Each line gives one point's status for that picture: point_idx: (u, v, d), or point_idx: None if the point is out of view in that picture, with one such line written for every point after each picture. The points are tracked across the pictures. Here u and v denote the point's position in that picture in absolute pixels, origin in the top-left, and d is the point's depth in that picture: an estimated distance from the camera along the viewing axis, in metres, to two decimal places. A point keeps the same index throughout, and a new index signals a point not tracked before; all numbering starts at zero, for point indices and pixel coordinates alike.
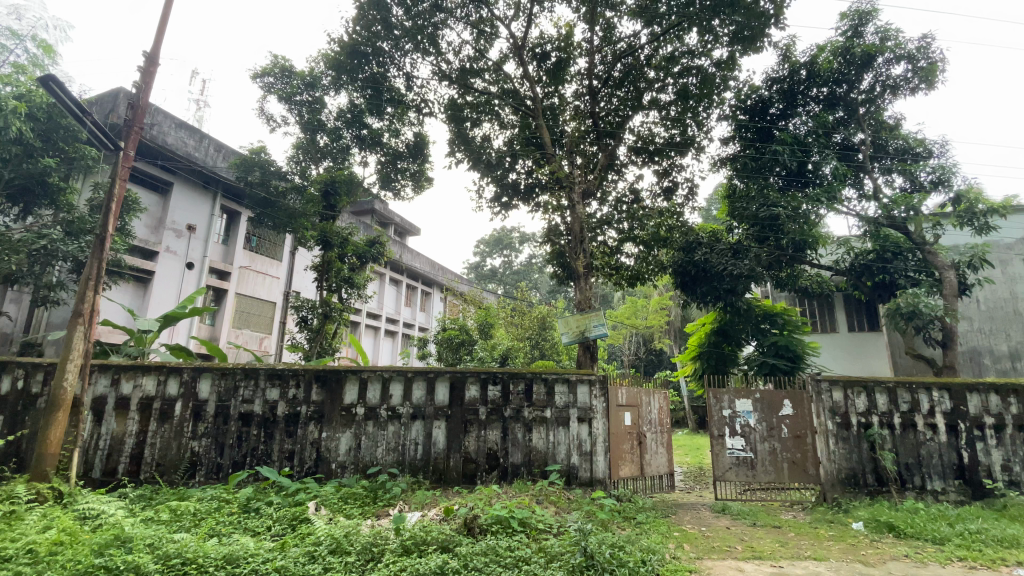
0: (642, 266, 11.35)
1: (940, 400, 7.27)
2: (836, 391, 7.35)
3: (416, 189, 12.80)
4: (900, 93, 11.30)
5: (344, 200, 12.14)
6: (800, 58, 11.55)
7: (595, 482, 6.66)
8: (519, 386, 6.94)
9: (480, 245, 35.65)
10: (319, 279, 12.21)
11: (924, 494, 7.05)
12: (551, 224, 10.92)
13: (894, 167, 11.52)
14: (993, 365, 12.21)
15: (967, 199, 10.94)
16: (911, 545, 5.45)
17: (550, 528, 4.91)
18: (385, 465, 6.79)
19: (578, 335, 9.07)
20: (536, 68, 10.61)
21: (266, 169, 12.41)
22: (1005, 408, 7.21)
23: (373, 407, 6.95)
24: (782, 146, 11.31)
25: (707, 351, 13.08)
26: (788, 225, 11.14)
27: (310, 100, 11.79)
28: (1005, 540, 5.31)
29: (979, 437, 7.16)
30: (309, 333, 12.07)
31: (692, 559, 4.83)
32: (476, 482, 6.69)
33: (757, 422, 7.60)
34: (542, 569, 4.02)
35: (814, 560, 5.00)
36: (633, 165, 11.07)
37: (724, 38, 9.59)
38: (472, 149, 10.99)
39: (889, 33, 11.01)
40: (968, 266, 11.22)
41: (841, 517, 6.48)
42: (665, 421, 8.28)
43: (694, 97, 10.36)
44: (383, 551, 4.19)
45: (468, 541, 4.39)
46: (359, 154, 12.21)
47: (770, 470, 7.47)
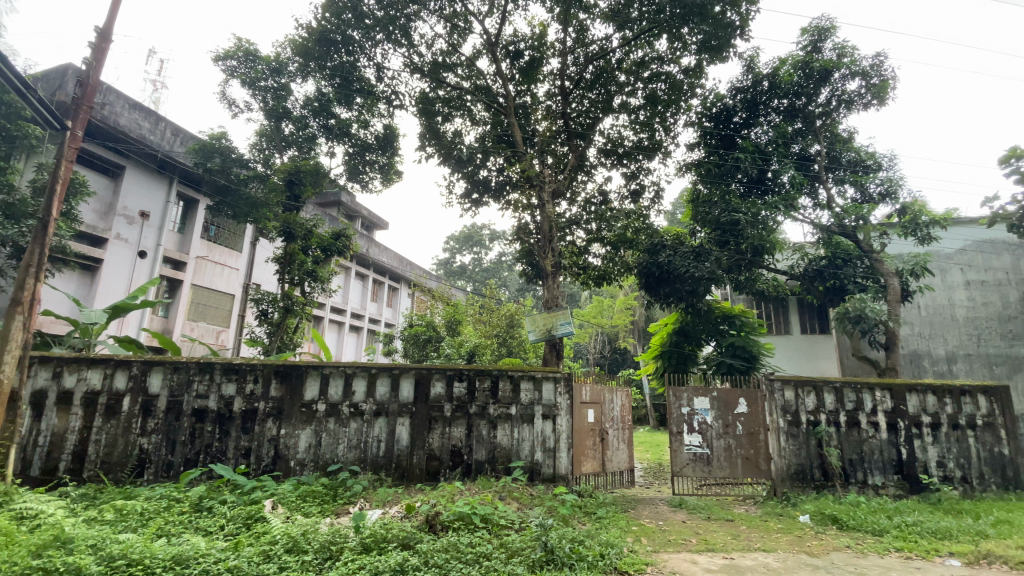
0: (608, 266, 11.62)
1: (882, 399, 7.71)
2: (788, 391, 7.69)
3: (385, 182, 12.61)
4: (854, 108, 11.80)
5: (309, 190, 11.79)
6: (763, 69, 11.98)
7: (558, 478, 6.75)
8: (484, 383, 6.94)
9: (449, 241, 35.40)
10: (280, 272, 11.83)
11: (866, 489, 7.46)
12: (521, 223, 10.99)
13: (847, 178, 12.05)
14: (931, 367, 12.99)
15: (912, 211, 11.54)
16: (852, 537, 5.78)
17: (512, 524, 4.96)
18: (346, 462, 6.67)
19: (544, 333, 9.14)
20: (509, 65, 10.62)
21: (226, 156, 11.79)
22: (940, 407, 7.73)
23: (335, 403, 6.83)
24: (743, 154, 11.79)
25: (668, 351, 13.39)
26: (748, 230, 11.60)
27: (276, 87, 11.42)
28: (937, 532, 5.70)
29: (917, 434, 7.64)
30: (269, 327, 11.74)
31: (648, 553, 4.95)
32: (438, 479, 6.65)
33: (713, 419, 7.88)
34: (503, 564, 4.06)
35: (763, 551, 5.23)
36: (602, 166, 11.24)
37: (692, 46, 9.84)
38: (443, 144, 10.92)
39: (845, 50, 11.52)
40: (910, 274, 11.94)
41: (789, 510, 6.78)
42: (627, 419, 8.44)
43: (662, 103, 10.60)
44: (342, 549, 4.12)
45: (429, 538, 4.37)
46: (325, 143, 11.91)
47: (725, 466, 7.76)
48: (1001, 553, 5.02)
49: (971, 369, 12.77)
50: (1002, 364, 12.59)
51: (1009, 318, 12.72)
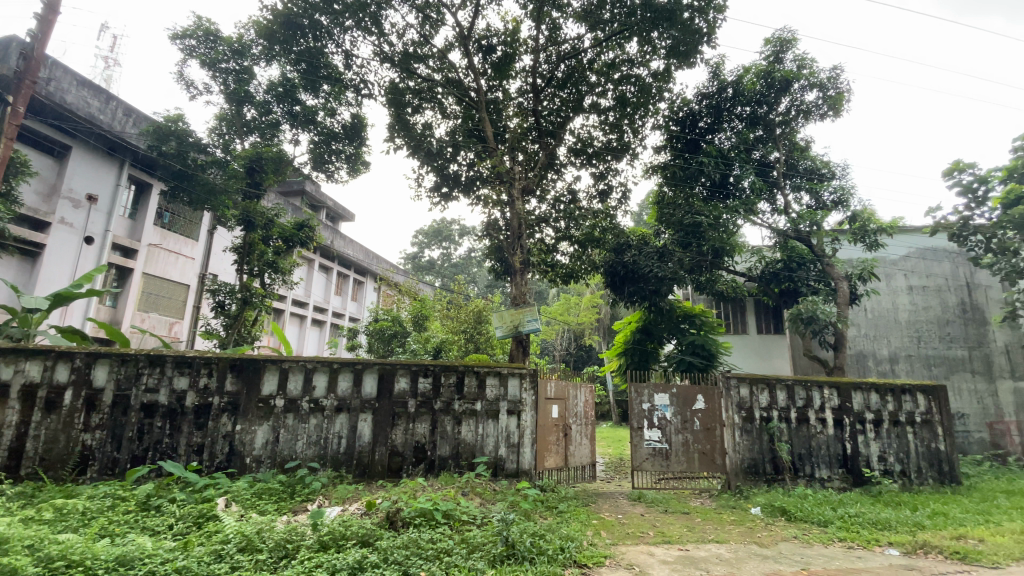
0: (576, 264, 11.79)
1: (830, 396, 8.11)
2: (744, 388, 7.97)
3: (351, 173, 12.33)
4: (811, 118, 12.27)
5: (271, 178, 11.41)
6: (728, 76, 12.35)
7: (521, 473, 6.79)
8: (450, 378, 6.90)
9: (418, 235, 34.97)
10: (238, 262, 11.43)
11: (813, 482, 7.82)
12: (490, 218, 10.97)
13: (803, 185, 12.51)
14: (875, 367, 13.69)
15: (862, 219, 12.14)
16: (799, 527, 6.08)
17: (473, 519, 4.96)
18: (305, 459, 6.52)
19: (512, 329, 9.16)
20: (481, 60, 10.55)
21: (182, 139, 11.05)
22: (883, 405, 8.19)
23: (294, 398, 6.66)
24: (707, 159, 12.16)
25: (632, 348, 13.66)
26: (709, 233, 11.98)
27: (238, 70, 10.99)
28: (877, 522, 6.06)
29: (861, 430, 8.07)
30: (226, 319, 11.31)
31: (607, 545, 5.06)
32: (401, 476, 6.59)
33: (673, 415, 8.12)
34: (463, 560, 4.06)
35: (716, 543, 5.43)
36: (571, 165, 11.35)
37: (661, 50, 10.02)
38: (412, 136, 10.76)
39: (804, 62, 11.98)
40: (858, 279, 12.58)
41: (742, 503, 7.06)
42: (590, 415, 8.57)
43: (631, 105, 10.77)
44: (298, 547, 4.03)
45: (389, 535, 4.32)
46: (290, 130, 11.55)
47: (683, 460, 8.01)
48: (934, 543, 5.37)
49: (911, 369, 13.55)
50: (939, 365, 13.44)
51: (946, 321, 13.59)
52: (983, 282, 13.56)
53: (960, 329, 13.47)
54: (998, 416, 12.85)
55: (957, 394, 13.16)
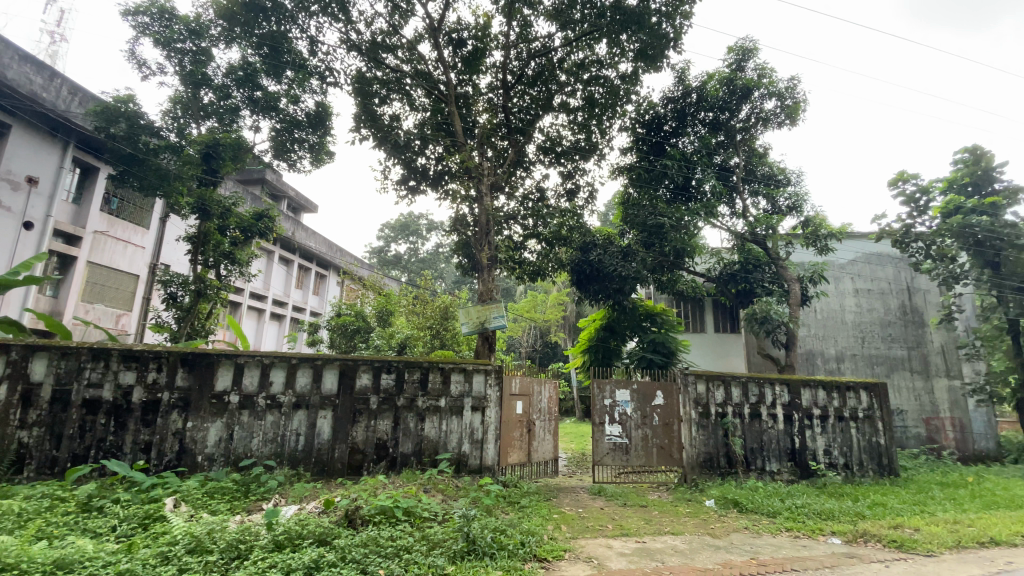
0: (543, 262, 11.88)
1: (781, 393, 8.49)
2: (700, 384, 8.25)
3: (314, 162, 12.02)
4: (769, 125, 12.73)
5: (229, 165, 10.96)
6: (692, 82, 12.70)
7: (484, 469, 6.80)
8: (414, 374, 6.84)
9: (384, 228, 34.37)
10: (192, 252, 10.94)
11: (764, 475, 8.17)
12: (458, 214, 10.91)
13: (760, 190, 12.96)
14: (823, 365, 14.37)
15: (814, 224, 12.71)
16: (749, 518, 6.35)
17: (435, 516, 4.94)
18: (260, 457, 6.33)
19: (477, 325, 9.16)
20: (451, 53, 10.45)
21: (134, 122, 10.40)
22: (829, 401, 8.64)
23: (250, 394, 6.45)
24: (670, 162, 12.56)
25: (595, 345, 13.87)
26: (671, 234, 12.30)
27: (195, 51, 10.48)
28: (821, 513, 6.39)
29: (808, 425, 8.49)
30: (178, 311, 10.82)
31: (567, 539, 5.15)
32: (361, 473, 6.48)
33: (633, 411, 8.33)
34: (423, 557, 4.04)
35: (672, 534, 5.61)
36: (540, 164, 11.42)
37: (629, 53, 10.18)
38: (380, 128, 10.54)
39: (764, 71, 12.42)
40: (809, 281, 13.20)
41: (697, 495, 7.31)
42: (554, 410, 8.67)
43: (600, 106, 10.89)
44: (251, 547, 3.91)
45: (347, 534, 4.25)
46: (250, 116, 11.12)
47: (642, 454, 8.22)
48: (874, 532, 5.71)
49: (856, 368, 14.30)
50: (880, 363, 14.27)
51: (888, 323, 14.43)
52: (922, 286, 14.47)
53: (901, 330, 14.34)
54: (934, 412, 13.74)
55: (897, 392, 14.00)
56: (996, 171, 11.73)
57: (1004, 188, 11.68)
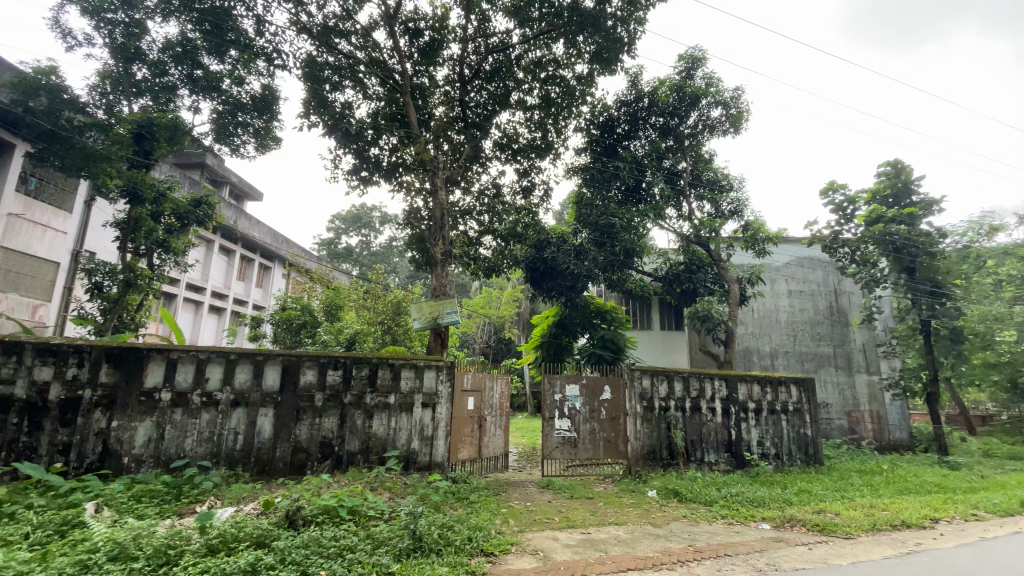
0: (498, 259, 11.91)
1: (720, 388, 8.95)
2: (646, 379, 8.55)
3: (260, 148, 11.46)
4: (715, 133, 13.30)
5: (165, 147, 10.23)
6: (645, 86, 13.06)
7: (434, 465, 6.75)
8: (362, 370, 6.69)
9: (334, 220, 33.32)
10: (120, 239, 10.16)
11: (703, 465, 8.57)
12: (412, 207, 10.73)
13: (705, 195, 13.51)
14: (759, 361, 15.22)
15: (753, 228, 13.42)
16: (688, 507, 6.66)
17: (381, 514, 4.87)
18: (194, 458, 6.02)
19: (430, 321, 9.07)
20: (407, 43, 10.23)
21: (55, 96, 9.58)
22: (763, 395, 9.18)
23: (183, 392, 6.11)
24: (622, 164, 12.91)
25: (548, 341, 14.01)
26: (622, 235, 12.72)
27: (128, 22, 9.67)
28: (753, 500, 6.80)
29: (744, 418, 8.99)
30: (104, 303, 10.05)
31: (514, 533, 5.23)
32: (304, 473, 6.27)
33: (582, 406, 8.51)
34: (368, 556, 3.98)
35: (616, 525, 5.81)
36: (496, 160, 11.45)
37: (586, 55, 10.34)
38: (330, 115, 10.15)
39: (712, 80, 12.91)
40: (748, 282, 13.95)
41: (641, 486, 7.59)
42: (505, 406, 8.72)
43: (556, 105, 11.02)
44: (182, 553, 3.71)
45: (287, 535, 4.12)
46: (188, 96, 10.47)
47: (589, 448, 8.42)
48: (799, 517, 6.14)
49: (788, 364, 15.26)
50: (810, 360, 15.28)
51: (817, 322, 15.49)
52: (848, 289, 15.62)
53: (828, 330, 15.42)
54: (855, 405, 14.90)
55: (824, 386, 15.07)
56: (914, 184, 12.79)
57: (920, 200, 12.75)
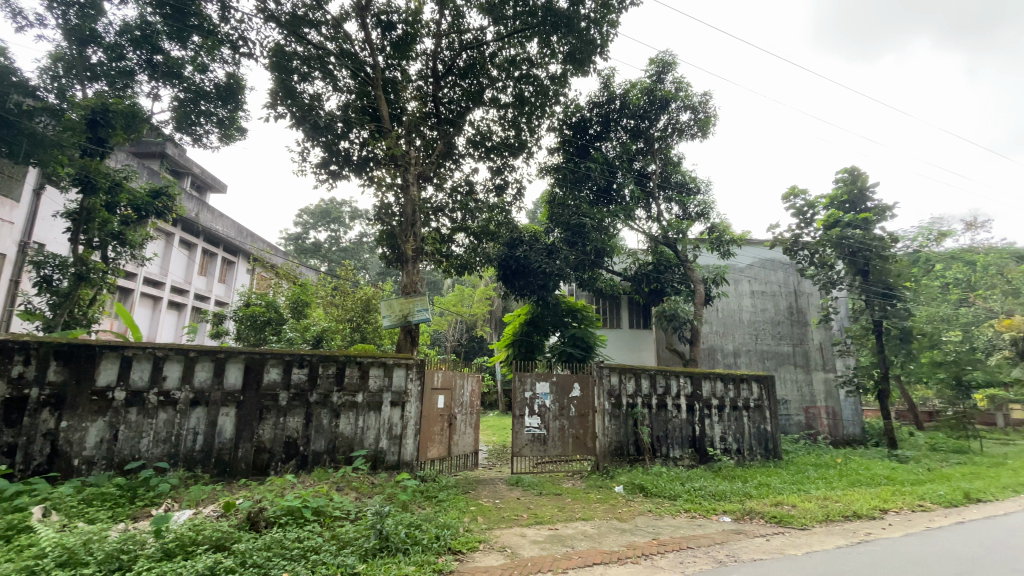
0: (470, 256, 11.90)
1: (685, 385, 9.19)
2: (614, 376, 8.70)
3: (224, 138, 11.03)
4: (684, 136, 13.59)
5: (121, 135, 9.73)
6: (616, 89, 13.24)
7: (402, 464, 6.69)
8: (329, 369, 6.57)
9: (302, 214, 32.55)
10: (71, 230, 9.64)
11: (668, 461, 8.79)
12: (383, 203, 10.57)
13: (674, 197, 13.82)
14: (722, 359, 15.66)
15: (719, 230, 13.82)
16: (653, 502, 6.83)
17: (347, 515, 4.81)
18: (150, 459, 5.80)
19: (400, 319, 8.97)
20: (379, 35, 10.06)
21: (3, 78, 8.86)
22: (726, 392, 9.48)
23: (138, 391, 5.88)
24: (594, 164, 13.08)
25: (519, 339, 13.99)
26: (593, 235, 12.96)
27: (83, 3, 9.23)
28: (715, 494, 7.02)
29: (708, 414, 9.26)
30: (53, 297, 9.52)
31: (483, 530, 5.25)
32: (267, 473, 6.12)
33: (552, 403, 8.60)
34: (333, 557, 3.93)
35: (583, 520, 5.90)
36: (469, 157, 11.41)
37: (559, 55, 10.40)
38: (299, 106, 9.89)
39: (681, 85, 13.20)
40: (712, 282, 14.38)
41: (608, 482, 7.73)
42: (475, 404, 8.73)
43: (529, 104, 11.05)
44: (135, 558, 3.57)
45: (249, 537, 4.03)
46: (147, 83, 10.02)
47: (559, 444, 8.52)
48: (758, 510, 6.38)
49: (750, 362, 15.76)
50: (770, 358, 15.83)
51: (778, 322, 16.06)
52: (806, 290, 16.29)
53: (788, 329, 16.02)
54: (812, 401, 15.54)
55: (783, 383, 15.64)
56: (869, 191, 13.40)
57: (875, 206, 13.37)
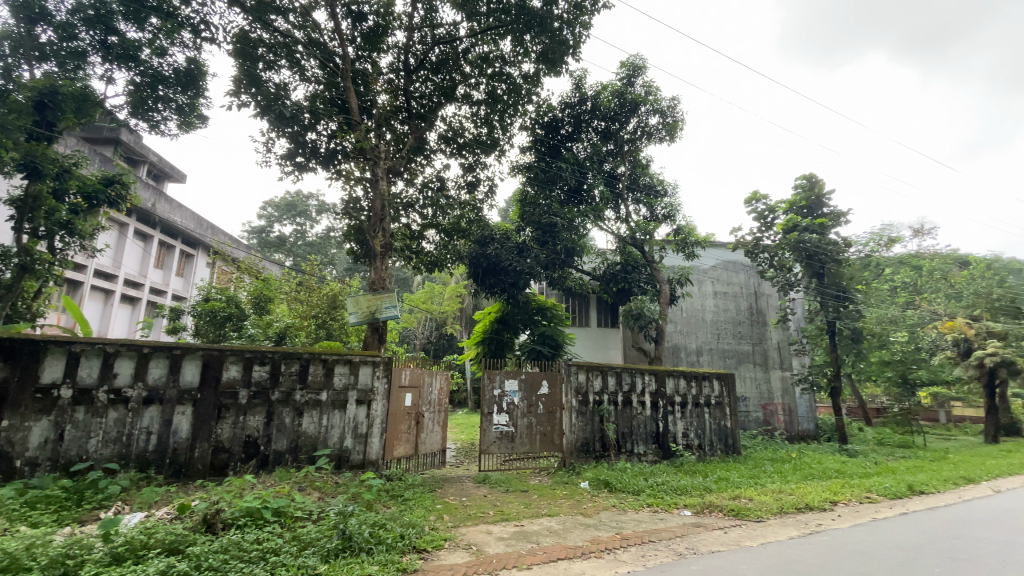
0: (441, 253, 11.83)
1: (649, 383, 9.42)
2: (581, 373, 8.83)
3: (182, 126, 10.62)
4: (652, 140, 13.86)
5: (71, 119, 9.23)
6: (588, 91, 13.39)
7: (367, 464, 6.61)
8: (292, 367, 6.42)
9: (266, 207, 31.63)
10: (15, 219, 9.06)
11: (632, 456, 8.97)
12: (351, 197, 10.34)
13: (642, 199, 14.08)
14: (686, 358, 16.07)
15: (684, 232, 14.19)
16: (617, 497, 6.98)
17: (309, 515, 4.72)
18: (99, 460, 5.56)
19: (367, 315, 8.84)
20: (350, 26, 9.85)
21: None
22: (688, 390, 9.76)
23: (86, 388, 5.63)
24: (565, 164, 13.21)
25: (489, 337, 13.87)
26: (563, 234, 13.16)
27: None
28: (677, 489, 7.22)
29: (671, 411, 9.52)
30: None
31: (448, 528, 5.25)
32: (226, 474, 5.93)
33: (520, 400, 8.64)
34: (293, 558, 3.85)
35: (548, 516, 5.98)
36: (441, 153, 11.33)
37: (532, 54, 10.44)
38: (264, 96, 9.58)
39: (651, 89, 13.44)
40: (677, 283, 14.76)
41: (574, 478, 7.84)
42: (443, 402, 8.69)
43: (502, 102, 11.06)
44: (82, 563, 3.42)
45: (204, 540, 3.90)
46: (101, 65, 9.50)
47: (526, 442, 8.57)
48: (717, 503, 6.60)
49: (712, 360, 16.22)
50: (731, 357, 16.34)
51: (739, 322, 16.60)
52: (766, 292, 16.93)
53: (748, 329, 16.59)
54: (769, 398, 16.15)
55: (743, 381, 16.18)
56: (826, 197, 14.00)
57: (830, 212, 13.98)
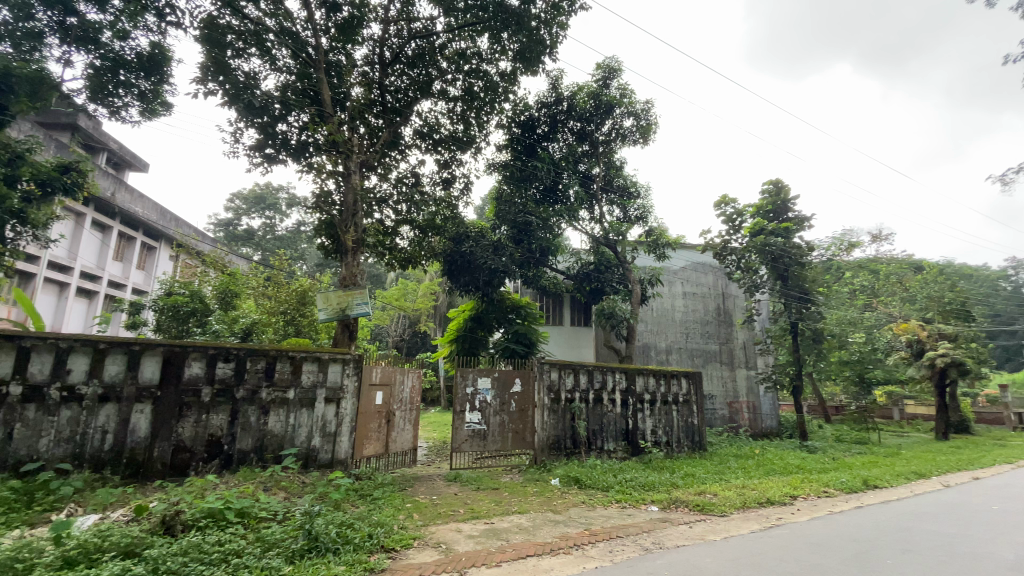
0: (415, 250, 11.70)
1: (620, 380, 9.57)
2: (553, 372, 8.91)
3: (145, 113, 10.20)
4: (626, 142, 14.05)
5: (24, 103, 8.77)
6: (564, 91, 13.49)
7: (336, 463, 6.49)
8: (258, 364, 6.27)
9: (234, 199, 30.72)
10: None
11: (602, 453, 9.10)
12: (323, 191, 10.12)
13: (615, 200, 14.27)
14: (656, 356, 16.39)
15: (656, 233, 14.45)
16: (586, 493, 7.08)
17: (274, 515, 4.63)
18: (50, 459, 5.42)
19: (337, 312, 8.70)
20: (324, 16, 9.66)
21: None
22: (657, 388, 9.95)
23: (38, 386, 5.49)
24: (541, 164, 13.29)
25: (463, 335, 13.84)
26: (538, 233, 13.25)
27: None
28: (645, 485, 7.37)
29: (640, 408, 9.69)
30: None
31: (418, 527, 5.22)
32: (186, 474, 5.76)
33: (493, 398, 8.63)
34: (257, 559, 3.78)
35: (518, 513, 6.02)
36: (416, 148, 11.21)
37: (509, 52, 10.45)
38: (233, 85, 9.31)
39: (626, 92, 13.61)
40: (648, 283, 15.02)
41: (545, 476, 7.90)
42: (415, 400, 8.63)
43: (478, 99, 11.02)
44: (31, 567, 3.28)
45: (163, 542, 3.78)
46: (58, 47, 9.03)
47: (498, 439, 8.58)
48: (683, 499, 6.77)
49: (681, 359, 16.59)
50: (699, 356, 16.74)
51: (708, 322, 17.02)
52: (733, 293, 17.40)
53: (716, 329, 17.02)
54: (735, 396, 16.62)
55: (710, 380, 16.60)
56: (791, 202, 14.48)
57: (795, 216, 14.46)
